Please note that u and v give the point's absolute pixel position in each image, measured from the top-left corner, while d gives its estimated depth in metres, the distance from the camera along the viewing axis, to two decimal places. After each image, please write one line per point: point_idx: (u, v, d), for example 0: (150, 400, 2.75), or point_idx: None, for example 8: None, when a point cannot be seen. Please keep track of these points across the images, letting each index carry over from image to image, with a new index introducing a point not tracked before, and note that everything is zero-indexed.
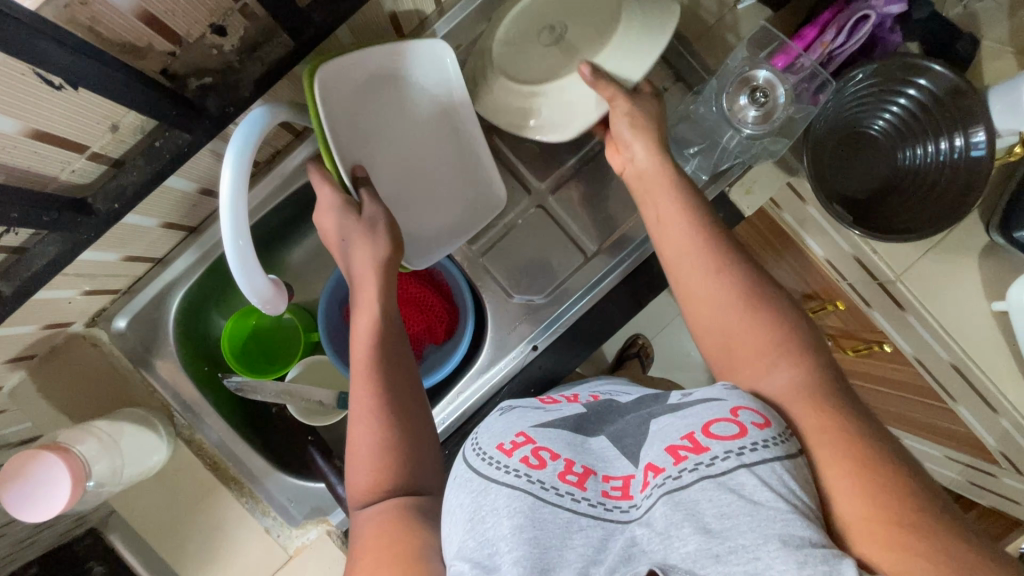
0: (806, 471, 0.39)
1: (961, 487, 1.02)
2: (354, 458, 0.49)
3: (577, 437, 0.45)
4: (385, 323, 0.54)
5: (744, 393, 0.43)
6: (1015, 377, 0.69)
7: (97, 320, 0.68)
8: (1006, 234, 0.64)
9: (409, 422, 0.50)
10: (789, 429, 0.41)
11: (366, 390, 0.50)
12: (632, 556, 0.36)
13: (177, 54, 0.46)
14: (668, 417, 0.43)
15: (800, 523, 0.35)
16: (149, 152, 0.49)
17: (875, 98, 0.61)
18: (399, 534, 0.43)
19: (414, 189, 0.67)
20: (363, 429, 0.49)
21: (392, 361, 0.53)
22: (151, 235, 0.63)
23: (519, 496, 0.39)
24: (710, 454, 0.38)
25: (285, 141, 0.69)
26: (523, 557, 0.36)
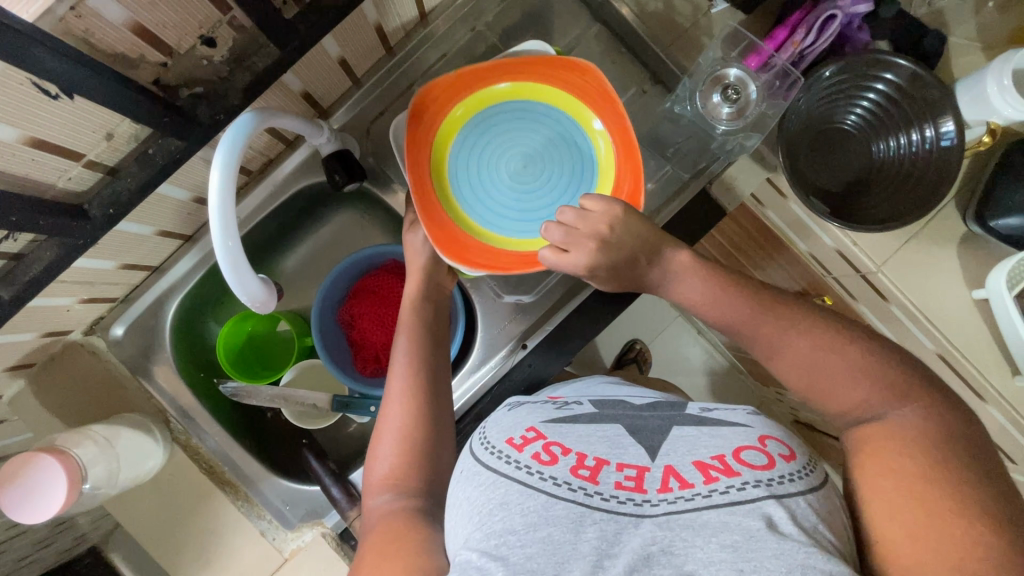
0: (830, 499, 0.43)
1: None
2: (382, 443, 0.56)
3: (590, 427, 0.50)
4: (430, 325, 0.64)
5: (768, 422, 0.49)
6: (1001, 364, 0.70)
7: (94, 328, 0.70)
8: (985, 222, 0.66)
9: (435, 409, 0.58)
10: (812, 462, 0.45)
11: (401, 377, 0.59)
12: (651, 557, 0.39)
13: (169, 65, 0.48)
14: (693, 428, 0.48)
15: (820, 556, 0.38)
16: (143, 158, 0.51)
17: (846, 93, 0.63)
18: (401, 530, 0.47)
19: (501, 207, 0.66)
20: (394, 413, 0.57)
21: (429, 356, 0.61)
22: (147, 243, 0.65)
23: (533, 493, 0.42)
24: (741, 478, 0.42)
25: (277, 151, 0.71)
26: (540, 550, 0.40)
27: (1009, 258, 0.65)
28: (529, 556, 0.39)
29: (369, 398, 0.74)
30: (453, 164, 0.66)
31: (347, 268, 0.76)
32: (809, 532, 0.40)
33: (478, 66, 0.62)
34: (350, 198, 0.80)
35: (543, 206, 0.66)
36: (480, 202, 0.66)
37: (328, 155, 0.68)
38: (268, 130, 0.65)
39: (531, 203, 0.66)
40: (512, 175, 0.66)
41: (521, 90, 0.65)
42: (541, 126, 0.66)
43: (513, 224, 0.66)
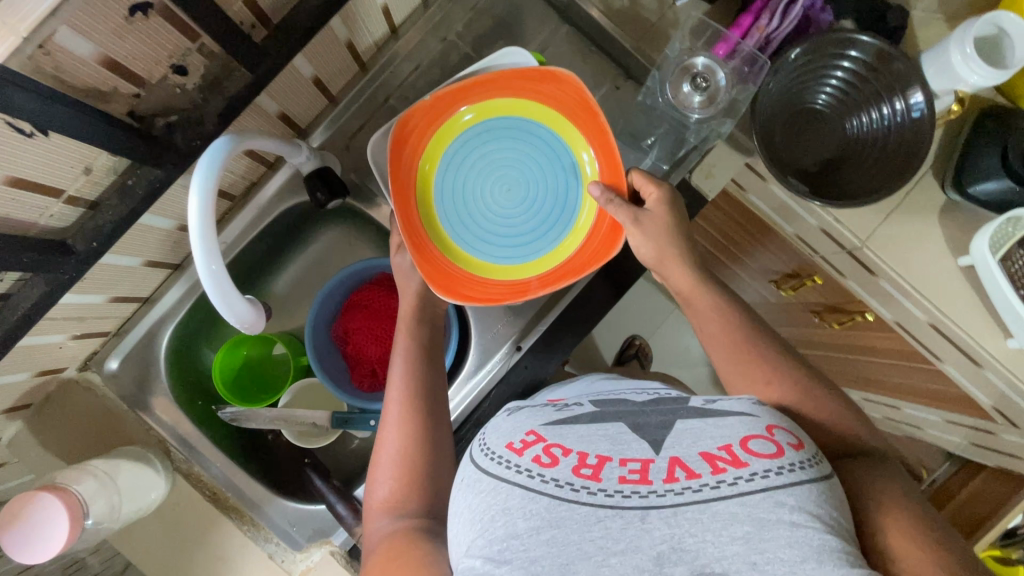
0: (836, 492, 0.43)
1: (969, 451, 1.01)
2: (381, 467, 0.56)
3: (591, 427, 0.49)
4: (425, 341, 0.64)
5: (774, 410, 0.49)
6: (993, 328, 0.71)
7: (89, 364, 0.70)
8: (961, 188, 0.66)
9: (432, 428, 0.57)
10: (818, 454, 0.45)
11: (399, 399, 0.58)
12: (662, 556, 0.39)
13: (142, 96, 0.48)
14: (698, 421, 0.47)
15: (834, 541, 0.40)
16: (122, 190, 0.51)
17: (814, 74, 0.64)
18: (405, 547, 0.47)
19: (485, 218, 0.67)
20: (392, 437, 0.57)
21: (426, 374, 0.61)
22: (136, 274, 0.65)
23: (535, 496, 0.42)
24: (749, 469, 0.42)
25: (259, 173, 0.72)
26: (544, 552, 0.40)
27: (991, 222, 0.66)
28: (533, 558, 0.40)
29: (368, 413, 0.74)
30: (439, 193, 0.67)
31: (337, 285, 0.77)
32: (817, 516, 0.40)
33: (452, 85, 0.61)
34: (336, 215, 0.80)
35: (528, 224, 0.67)
36: (471, 229, 0.67)
37: (309, 173, 0.68)
38: (248, 153, 0.66)
39: (515, 221, 0.67)
40: (498, 197, 0.66)
41: (497, 105, 0.65)
42: (537, 140, 0.66)
43: (504, 249, 0.67)
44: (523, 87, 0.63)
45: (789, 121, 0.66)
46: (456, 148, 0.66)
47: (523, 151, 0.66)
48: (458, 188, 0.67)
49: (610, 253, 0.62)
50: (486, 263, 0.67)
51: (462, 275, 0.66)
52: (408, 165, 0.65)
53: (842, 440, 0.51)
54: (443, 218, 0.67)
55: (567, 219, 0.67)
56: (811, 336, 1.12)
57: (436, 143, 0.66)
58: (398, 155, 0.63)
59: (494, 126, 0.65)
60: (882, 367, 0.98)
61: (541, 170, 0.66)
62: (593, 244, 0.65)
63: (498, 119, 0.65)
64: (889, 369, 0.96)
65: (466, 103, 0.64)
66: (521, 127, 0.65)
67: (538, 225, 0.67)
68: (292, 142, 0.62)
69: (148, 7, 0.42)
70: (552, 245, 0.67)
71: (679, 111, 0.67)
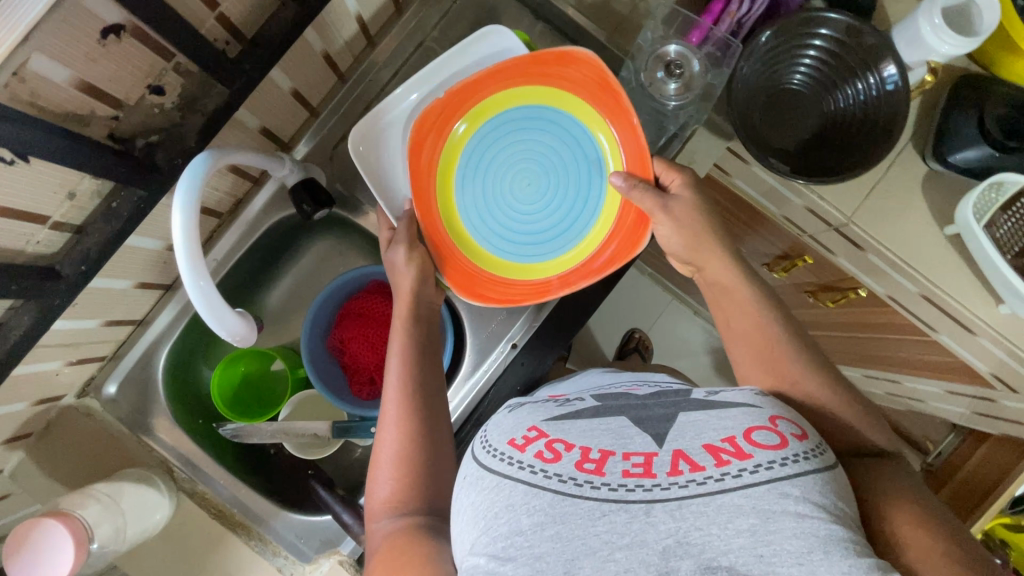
0: (841, 482, 0.44)
1: (972, 420, 1.02)
2: (381, 468, 0.56)
3: (593, 421, 0.49)
4: (421, 341, 0.63)
5: (776, 402, 0.49)
6: (984, 295, 0.71)
7: (88, 390, 0.71)
8: (942, 159, 0.67)
9: (431, 428, 0.57)
10: (821, 444, 0.46)
11: (398, 399, 0.58)
12: (668, 550, 0.39)
13: (121, 117, 0.49)
14: (700, 413, 0.48)
15: (838, 530, 0.40)
16: (107, 213, 0.51)
17: (787, 55, 0.64)
18: (408, 545, 0.48)
19: (506, 215, 0.66)
20: (391, 438, 0.56)
21: (422, 374, 0.61)
22: (128, 297, 0.65)
23: (538, 492, 0.42)
24: (753, 461, 0.42)
25: (245, 189, 0.72)
26: (549, 548, 0.40)
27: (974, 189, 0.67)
28: (538, 554, 0.40)
29: (368, 420, 0.75)
30: (458, 191, 0.66)
31: (330, 295, 0.77)
32: (822, 506, 0.40)
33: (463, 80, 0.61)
34: (325, 226, 0.81)
35: (549, 219, 0.66)
36: (492, 229, 0.67)
37: (294, 186, 0.68)
38: (232, 169, 0.66)
39: (536, 217, 0.66)
40: (518, 192, 0.66)
41: (515, 97, 0.64)
42: (557, 131, 0.65)
43: (526, 247, 0.67)
44: (540, 74, 0.62)
45: (768, 102, 0.66)
46: (473, 145, 0.65)
47: (544, 142, 0.65)
48: (478, 186, 0.66)
49: (635, 250, 0.61)
50: (506, 262, 0.67)
51: (483, 276, 0.66)
52: (426, 165, 0.65)
53: (835, 415, 0.52)
54: (464, 217, 0.67)
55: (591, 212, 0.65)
56: (807, 316, 1.12)
57: (454, 140, 0.65)
58: (416, 155, 0.63)
59: (513, 118, 0.64)
60: (879, 343, 0.98)
61: (562, 162, 0.65)
62: (616, 241, 0.64)
63: (516, 112, 0.64)
64: (886, 344, 0.96)
65: (482, 97, 0.63)
66: (541, 118, 0.64)
67: (561, 221, 0.66)
68: (274, 154, 0.63)
69: (120, 29, 0.43)
70: (575, 240, 0.66)
71: (656, 98, 0.67)
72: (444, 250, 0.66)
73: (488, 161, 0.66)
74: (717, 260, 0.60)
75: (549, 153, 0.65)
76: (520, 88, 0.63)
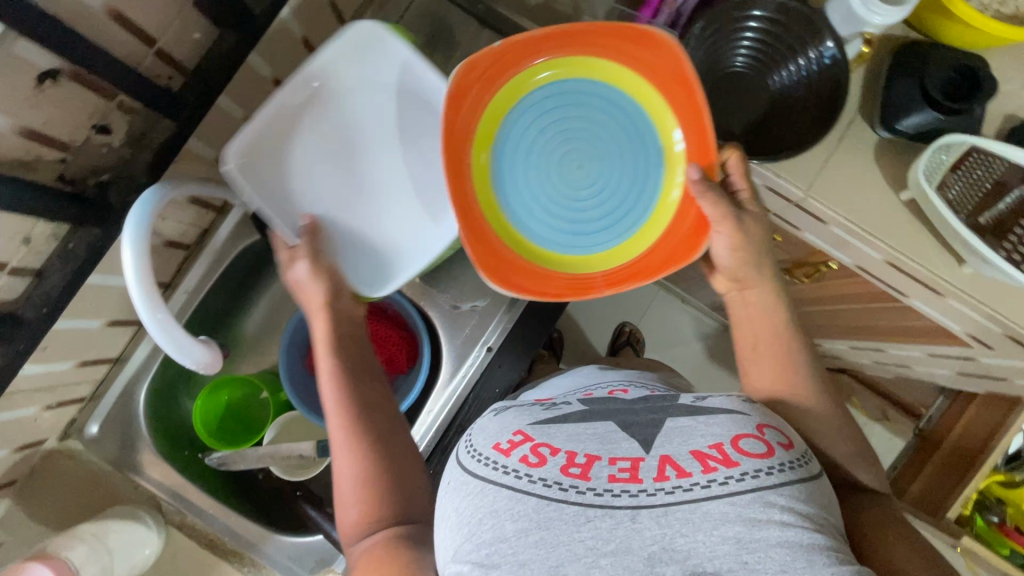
0: (824, 490, 0.45)
1: (958, 381, 1.02)
2: (342, 493, 0.52)
3: (580, 425, 0.49)
4: (351, 350, 0.59)
5: (762, 409, 0.49)
6: (947, 257, 0.71)
7: (69, 432, 0.71)
8: (890, 126, 0.68)
9: (383, 439, 0.54)
10: (806, 453, 0.47)
11: (341, 422, 0.54)
12: (653, 557, 0.40)
13: (68, 159, 0.49)
14: (687, 419, 0.48)
15: (819, 540, 0.41)
16: (65, 254, 0.52)
17: (725, 40, 0.66)
18: (387, 558, 0.47)
19: (549, 200, 0.63)
20: (344, 462, 0.53)
21: (358, 387, 0.56)
22: (101, 336, 0.66)
23: (523, 497, 0.43)
24: (740, 469, 0.43)
25: (209, 220, 0.73)
26: (533, 553, 0.41)
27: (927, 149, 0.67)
28: (522, 560, 0.41)
29: None
30: (499, 171, 0.63)
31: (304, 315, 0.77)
32: (804, 516, 0.42)
33: (529, 41, 0.57)
34: None
35: (597, 208, 0.63)
36: (534, 213, 0.63)
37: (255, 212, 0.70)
38: (192, 200, 0.67)
39: (582, 203, 0.63)
40: (569, 175, 0.63)
41: (573, 69, 0.61)
42: (615, 112, 0.62)
43: (568, 236, 0.64)
44: (604, 46, 0.59)
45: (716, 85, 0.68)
46: (523, 124, 0.62)
47: (598, 122, 0.62)
48: (521, 174, 0.63)
49: (691, 256, 0.56)
50: (545, 250, 0.64)
51: (518, 262, 0.62)
52: (463, 127, 0.60)
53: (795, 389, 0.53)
54: (502, 195, 0.63)
55: (643, 208, 0.63)
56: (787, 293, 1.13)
57: (499, 109, 0.62)
58: (457, 112, 0.58)
59: (570, 97, 0.62)
60: (858, 313, 0.99)
61: (617, 148, 0.63)
62: (669, 240, 0.62)
63: (574, 86, 0.61)
64: (864, 313, 0.97)
65: (537, 62, 0.60)
66: (598, 99, 0.62)
67: (610, 210, 0.63)
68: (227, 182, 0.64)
69: (56, 74, 0.44)
70: (624, 233, 0.64)
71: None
72: (481, 232, 0.61)
73: (536, 143, 0.63)
74: (756, 270, 0.59)
75: (605, 137, 0.63)
76: (581, 61, 0.61)
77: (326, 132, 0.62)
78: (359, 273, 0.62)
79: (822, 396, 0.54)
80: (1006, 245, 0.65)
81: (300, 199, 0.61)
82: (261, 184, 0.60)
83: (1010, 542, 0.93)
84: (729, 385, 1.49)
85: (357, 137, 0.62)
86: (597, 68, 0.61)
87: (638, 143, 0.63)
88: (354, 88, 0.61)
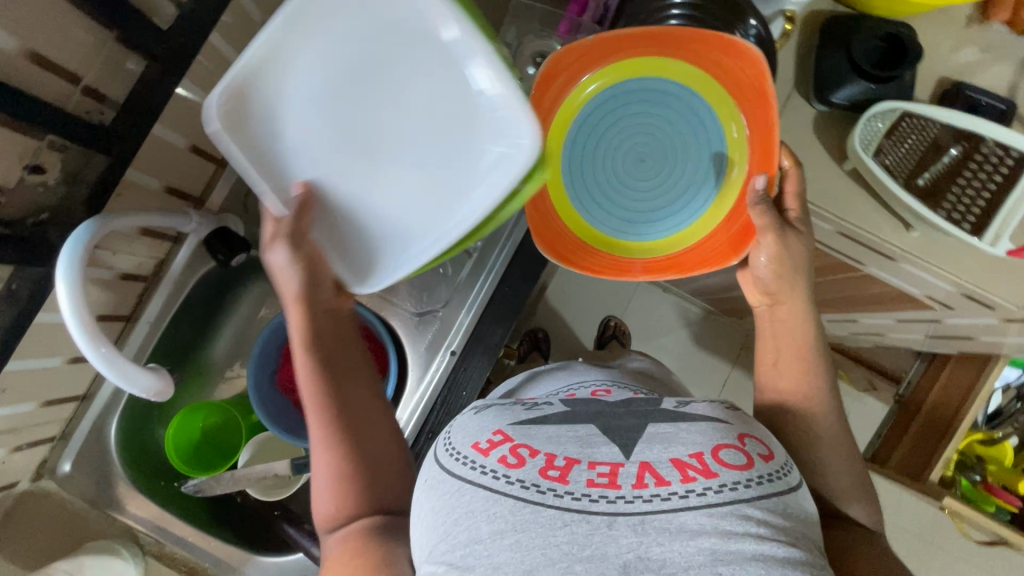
0: (803, 503, 0.44)
1: (931, 344, 1.03)
2: (315, 484, 0.52)
3: (561, 427, 0.47)
4: (330, 340, 0.56)
5: (744, 420, 0.49)
6: (893, 222, 0.71)
7: (41, 472, 0.71)
8: (826, 100, 0.69)
9: (359, 433, 0.53)
10: (787, 464, 0.46)
11: (314, 412, 0.53)
12: (629, 566, 0.38)
13: (2, 202, 0.50)
14: (667, 425, 0.47)
15: (793, 551, 0.41)
16: (8, 295, 0.53)
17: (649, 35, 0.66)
18: (354, 554, 0.47)
19: (608, 188, 0.67)
20: (318, 454, 0.52)
21: (334, 376, 0.55)
22: (62, 374, 0.67)
23: (500, 498, 0.42)
24: (718, 480, 0.42)
25: (165, 249, 0.73)
26: (507, 556, 0.40)
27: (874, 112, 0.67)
28: (496, 563, 0.40)
29: None
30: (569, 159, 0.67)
31: (271, 335, 0.78)
32: (779, 527, 0.41)
33: (632, 32, 0.59)
34: (256, 269, 0.82)
35: (654, 202, 0.67)
36: (593, 196, 0.67)
37: (207, 236, 0.71)
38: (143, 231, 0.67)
39: (641, 194, 0.67)
40: (632, 164, 0.66)
41: (661, 67, 0.63)
42: (691, 112, 0.65)
43: (622, 223, 0.68)
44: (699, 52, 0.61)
45: None
46: (607, 115, 0.65)
47: (670, 119, 0.65)
48: (591, 164, 0.66)
49: (727, 261, 0.60)
50: (599, 231, 0.68)
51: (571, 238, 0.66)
52: (545, 110, 0.64)
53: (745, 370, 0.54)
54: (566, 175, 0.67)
55: (696, 208, 0.66)
56: None
57: (579, 94, 0.65)
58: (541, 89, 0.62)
59: (652, 92, 0.64)
60: (825, 285, 1.00)
61: (684, 149, 0.66)
62: (710, 243, 0.65)
63: (659, 82, 0.64)
64: (831, 285, 0.98)
65: (626, 53, 0.62)
66: (675, 101, 0.64)
67: (666, 205, 0.67)
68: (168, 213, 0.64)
69: None
70: (672, 229, 0.67)
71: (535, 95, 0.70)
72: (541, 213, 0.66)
73: (611, 133, 0.65)
74: (792, 288, 0.58)
75: (674, 135, 0.65)
76: (672, 62, 0.63)
77: (337, 119, 0.56)
78: (336, 261, 0.60)
79: (809, 393, 0.55)
80: (943, 206, 0.65)
81: (280, 173, 0.57)
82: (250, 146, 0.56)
83: (994, 499, 0.93)
84: (716, 368, 1.50)
85: (392, 130, 0.56)
86: (682, 74, 0.63)
87: (705, 142, 0.65)
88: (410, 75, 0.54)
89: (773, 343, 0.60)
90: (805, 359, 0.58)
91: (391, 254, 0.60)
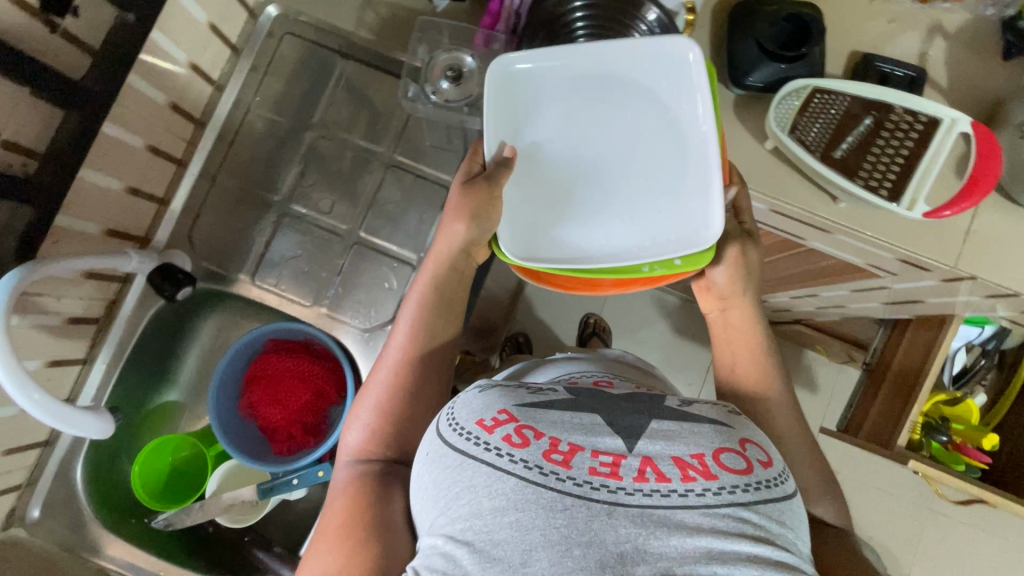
0: (797, 510, 0.45)
1: (891, 311, 1.04)
2: (358, 416, 0.60)
3: (565, 413, 0.47)
4: (446, 312, 0.64)
5: (748, 426, 0.50)
6: (822, 198, 0.72)
7: (9, 522, 0.72)
8: (741, 84, 0.71)
9: (421, 392, 0.60)
10: (783, 471, 0.47)
11: (403, 361, 0.61)
12: (625, 556, 0.39)
13: None
14: (672, 423, 0.47)
15: (780, 552, 0.42)
16: None
17: (558, 34, 0.67)
18: (359, 506, 0.52)
19: None
20: (377, 391, 0.60)
21: (429, 342, 0.63)
22: (21, 423, 0.68)
23: (503, 476, 0.42)
24: (718, 483, 0.42)
25: (115, 290, 0.74)
26: (508, 534, 0.40)
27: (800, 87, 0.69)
28: (496, 540, 0.41)
29: (289, 473, 0.75)
30: None
31: (229, 364, 0.78)
32: (768, 528, 0.42)
33: None
34: (212, 302, 0.84)
35: None
36: None
37: (151, 273, 0.73)
38: (89, 275, 0.68)
39: None
40: None
41: None
42: None
43: None
44: None
45: None
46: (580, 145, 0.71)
47: None
48: None
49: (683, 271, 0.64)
50: None
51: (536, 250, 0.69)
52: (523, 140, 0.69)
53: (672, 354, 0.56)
54: None
55: None
56: None
57: None
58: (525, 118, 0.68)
59: None
60: (776, 262, 1.01)
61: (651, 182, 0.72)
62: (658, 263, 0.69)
63: None
64: (779, 262, 1.00)
65: None
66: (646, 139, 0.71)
67: None
68: (110, 256, 0.66)
69: None
70: None
71: (450, 108, 0.69)
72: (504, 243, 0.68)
73: None
74: (743, 293, 0.66)
75: None
76: None
77: (606, 115, 0.64)
78: (505, 228, 0.64)
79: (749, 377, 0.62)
80: (860, 175, 0.67)
81: (499, 132, 0.64)
82: (496, 105, 0.63)
83: (965, 458, 0.95)
84: (697, 354, 1.52)
85: (637, 133, 0.64)
86: None
87: None
88: (668, 101, 0.63)
89: (729, 344, 0.67)
90: (754, 354, 0.65)
91: (544, 243, 0.65)
